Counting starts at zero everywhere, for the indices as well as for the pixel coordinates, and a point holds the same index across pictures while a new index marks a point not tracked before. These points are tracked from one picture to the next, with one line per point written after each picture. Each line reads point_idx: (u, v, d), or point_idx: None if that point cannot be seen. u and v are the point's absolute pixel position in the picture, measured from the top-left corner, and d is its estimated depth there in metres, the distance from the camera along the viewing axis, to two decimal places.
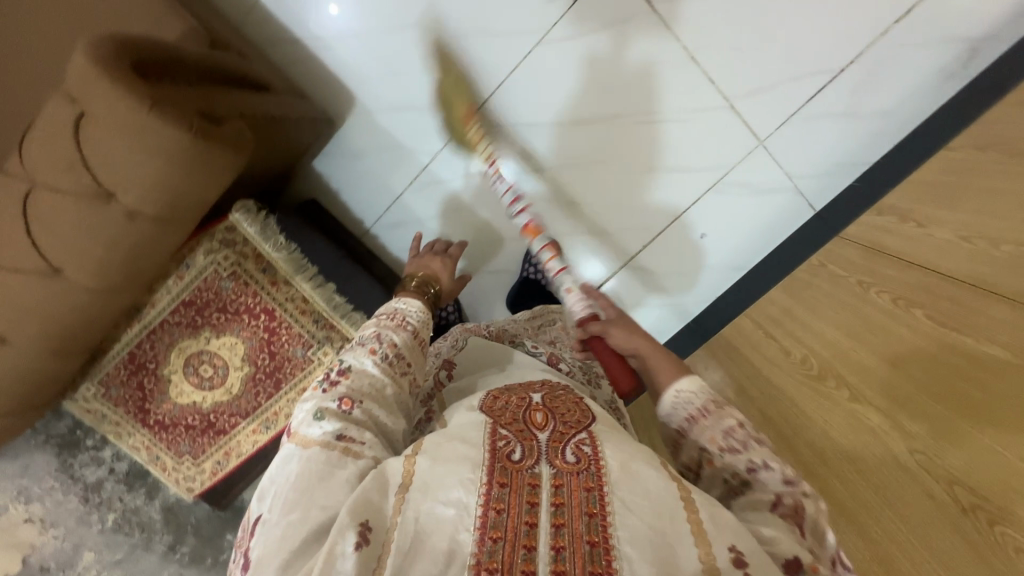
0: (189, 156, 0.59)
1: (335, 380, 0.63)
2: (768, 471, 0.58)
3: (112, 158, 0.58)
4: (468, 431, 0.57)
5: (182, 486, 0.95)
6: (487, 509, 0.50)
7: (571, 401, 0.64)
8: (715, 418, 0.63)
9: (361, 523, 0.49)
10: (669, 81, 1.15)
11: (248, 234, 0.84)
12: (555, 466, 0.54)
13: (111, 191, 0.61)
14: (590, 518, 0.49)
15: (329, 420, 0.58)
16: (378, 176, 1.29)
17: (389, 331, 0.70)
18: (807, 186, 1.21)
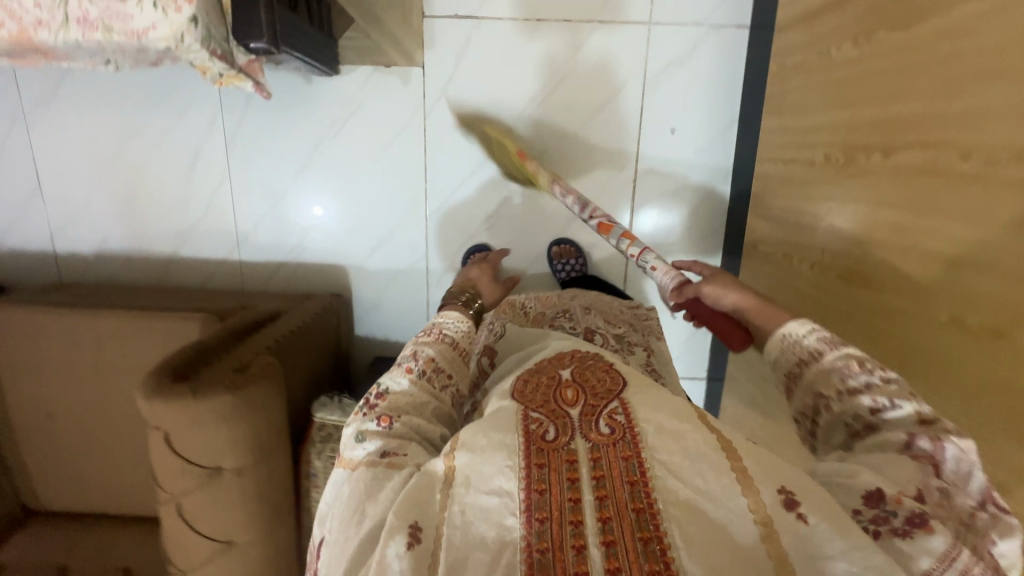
0: (235, 406, 0.74)
1: (372, 403, 0.62)
2: (897, 409, 0.53)
3: (197, 444, 0.75)
4: (502, 414, 0.56)
5: None
6: (530, 491, 0.49)
7: (601, 370, 0.60)
8: (841, 357, 0.57)
9: (410, 524, 0.49)
10: (548, 43, 1.19)
11: (336, 421, 0.98)
12: (591, 439, 0.53)
13: (213, 466, 0.77)
14: (631, 488, 0.49)
15: (371, 440, 0.58)
16: (403, 305, 1.39)
17: (426, 346, 0.68)
18: (723, 16, 1.15)
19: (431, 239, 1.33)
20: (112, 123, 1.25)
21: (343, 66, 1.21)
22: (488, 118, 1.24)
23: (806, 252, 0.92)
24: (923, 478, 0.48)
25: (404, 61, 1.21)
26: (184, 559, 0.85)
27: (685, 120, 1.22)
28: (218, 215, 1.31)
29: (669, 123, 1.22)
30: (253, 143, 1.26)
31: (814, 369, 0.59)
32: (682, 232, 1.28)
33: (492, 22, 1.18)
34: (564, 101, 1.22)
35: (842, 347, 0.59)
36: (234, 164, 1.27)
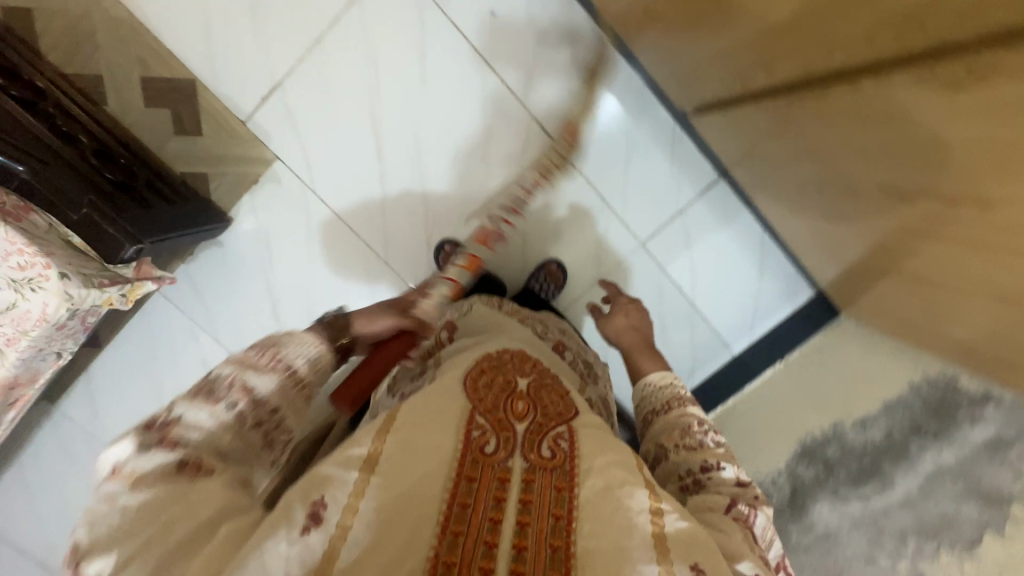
0: None
1: (164, 437, 0.53)
2: (724, 472, 0.72)
3: None
4: (450, 407, 0.65)
5: None
6: (451, 502, 0.55)
7: (556, 396, 0.71)
8: (676, 416, 0.81)
9: (313, 506, 0.52)
10: (342, 48, 1.19)
11: None
12: (528, 461, 0.61)
13: None
14: (557, 494, 0.58)
15: (163, 452, 0.52)
16: None
17: (255, 375, 0.58)
18: None
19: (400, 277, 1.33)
20: (133, 373, 1.41)
21: (231, 210, 1.28)
22: (355, 144, 1.26)
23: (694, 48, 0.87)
24: (749, 540, 0.64)
25: (264, 165, 1.26)
26: None
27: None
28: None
29: (507, 37, 1.21)
30: (229, 319, 1.37)
31: (661, 421, 0.81)
32: (607, 110, 1.27)
33: (293, 73, 1.20)
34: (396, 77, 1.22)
35: (686, 404, 0.82)
36: (225, 340, 1.38)
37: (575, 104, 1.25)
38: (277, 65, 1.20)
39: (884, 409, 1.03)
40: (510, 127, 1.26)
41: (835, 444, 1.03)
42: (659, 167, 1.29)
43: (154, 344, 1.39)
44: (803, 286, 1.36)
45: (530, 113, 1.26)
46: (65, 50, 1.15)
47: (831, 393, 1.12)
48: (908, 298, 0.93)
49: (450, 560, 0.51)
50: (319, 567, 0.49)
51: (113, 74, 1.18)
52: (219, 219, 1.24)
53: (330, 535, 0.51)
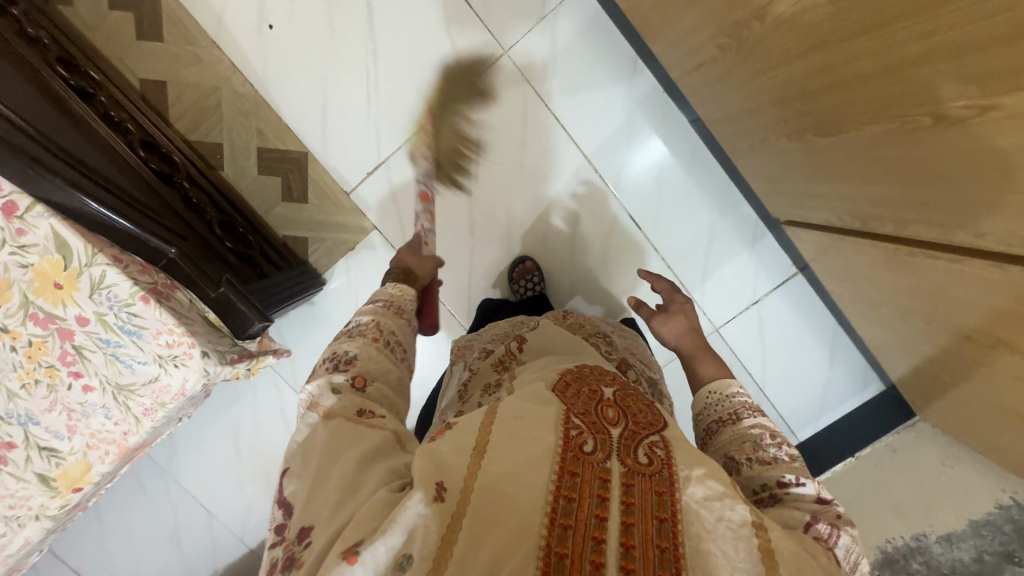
0: None
1: (346, 366, 0.58)
2: (800, 486, 0.57)
3: None
4: (541, 408, 0.51)
5: None
6: (557, 496, 0.44)
7: (644, 404, 0.56)
8: (741, 428, 0.64)
9: (437, 483, 0.44)
10: (446, 132, 1.27)
11: None
12: (627, 464, 0.47)
13: None
14: (659, 499, 0.45)
15: (331, 394, 0.56)
16: None
17: (386, 320, 0.65)
18: (594, 54, 1.26)
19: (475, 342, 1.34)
20: (217, 427, 1.48)
21: (325, 274, 1.34)
22: (447, 219, 1.31)
23: (813, 192, 0.88)
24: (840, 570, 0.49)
25: (362, 234, 1.32)
26: None
27: (600, 118, 1.28)
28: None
29: (605, 147, 1.29)
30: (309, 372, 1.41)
31: (729, 432, 0.65)
32: (695, 216, 1.32)
33: (399, 155, 1.28)
34: (493, 159, 1.29)
35: (758, 414, 0.66)
36: None
37: (666, 208, 1.32)
38: (383, 146, 1.27)
39: (970, 528, 1.02)
40: (598, 222, 1.32)
41: (917, 557, 1.04)
42: (739, 258, 1.33)
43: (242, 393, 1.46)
44: (874, 379, 1.36)
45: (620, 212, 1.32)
46: (191, 118, 1.24)
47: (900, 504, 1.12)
48: (1001, 427, 0.91)
49: (561, 554, 0.41)
50: (446, 536, 0.42)
51: (233, 145, 1.26)
52: (315, 284, 1.28)
53: (450, 511, 0.43)
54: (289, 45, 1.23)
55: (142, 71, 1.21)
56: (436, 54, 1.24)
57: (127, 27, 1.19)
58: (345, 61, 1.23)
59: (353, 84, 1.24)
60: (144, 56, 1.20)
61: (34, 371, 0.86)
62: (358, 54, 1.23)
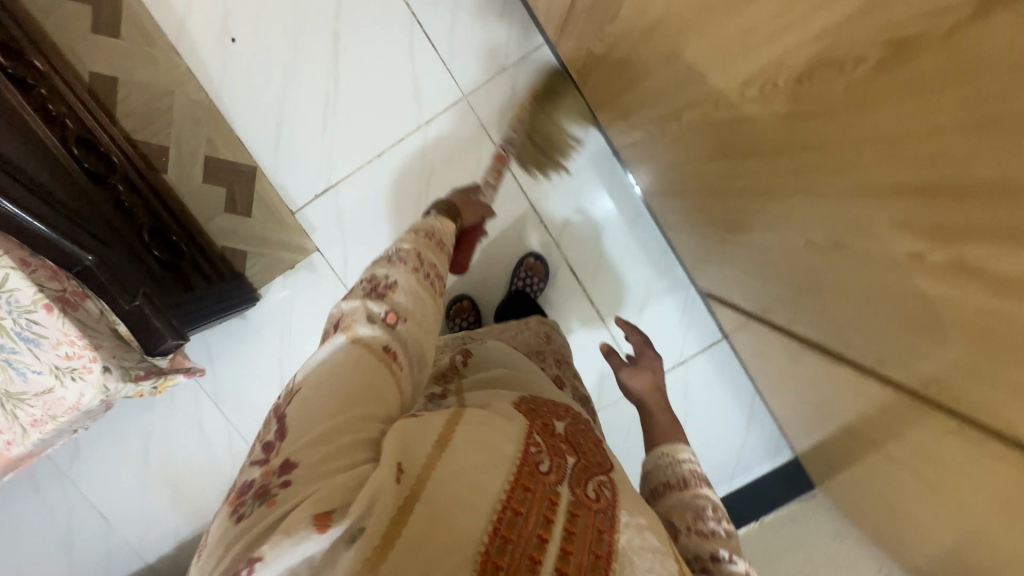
0: None
1: (382, 294, 0.59)
2: (733, 564, 0.56)
3: None
4: (503, 423, 0.53)
5: None
6: (505, 505, 0.46)
7: (592, 442, 0.61)
8: (690, 497, 0.62)
9: (397, 463, 0.45)
10: (398, 164, 1.29)
11: None
12: (576, 494, 0.50)
13: None
14: (599, 535, 0.47)
15: (371, 325, 0.56)
16: None
17: (426, 252, 0.68)
18: (543, 108, 1.30)
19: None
20: (128, 435, 1.41)
21: (261, 288, 1.32)
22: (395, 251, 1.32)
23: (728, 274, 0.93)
24: None
25: (302, 254, 1.31)
26: None
27: (545, 171, 1.32)
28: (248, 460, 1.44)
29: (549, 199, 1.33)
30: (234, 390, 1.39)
31: (675, 497, 0.63)
32: (631, 275, 1.37)
33: (346, 183, 1.28)
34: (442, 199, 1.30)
35: (706, 485, 0.64)
36: (230, 413, 1.40)
37: (605, 264, 1.36)
38: (332, 172, 1.28)
39: None
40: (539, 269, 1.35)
41: None
42: (670, 320, 1.39)
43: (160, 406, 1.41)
44: (784, 448, 1.43)
45: (560, 263, 1.36)
46: (139, 118, 1.21)
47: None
48: (878, 514, 0.97)
49: (498, 563, 0.43)
50: (388, 531, 0.42)
51: (180, 149, 1.24)
52: (248, 298, 1.27)
53: (398, 502, 0.43)
54: (249, 58, 1.23)
55: (94, 65, 1.18)
56: (395, 90, 1.26)
57: (81, 19, 1.16)
58: (305, 81, 1.24)
59: (311, 105, 1.25)
60: (97, 50, 1.18)
61: None
62: (318, 79, 1.24)
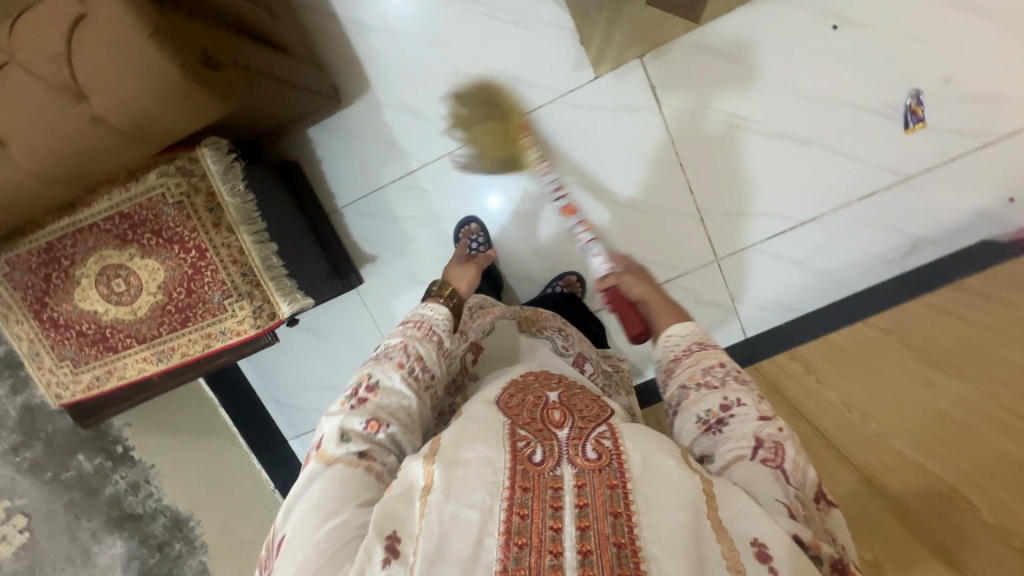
0: (145, 64, 0.57)
1: (365, 397, 0.76)
2: (741, 406, 0.67)
3: (105, 64, 0.57)
4: (492, 421, 0.65)
5: (52, 392, 0.92)
6: (510, 514, 0.54)
7: (588, 401, 0.70)
8: (695, 359, 0.74)
9: (392, 540, 0.55)
10: (641, 183, 1.24)
11: (209, 169, 0.82)
12: (576, 464, 0.58)
13: (81, 89, 0.58)
14: (610, 490, 0.55)
15: (354, 441, 0.71)
16: (361, 164, 1.27)
17: (415, 343, 0.84)
18: (751, 303, 1.30)
19: (447, 160, 1.25)
20: None
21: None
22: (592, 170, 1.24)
23: None
24: (788, 496, 0.58)
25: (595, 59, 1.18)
26: None
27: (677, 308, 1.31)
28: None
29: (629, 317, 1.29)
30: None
31: (681, 365, 0.75)
32: None
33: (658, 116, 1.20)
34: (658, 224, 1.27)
35: (705, 347, 0.76)
36: None
37: None
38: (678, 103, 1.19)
39: None
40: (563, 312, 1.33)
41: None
42: None
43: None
44: None
45: None
46: None
47: (211, 489, 1.20)
48: None
49: (517, 572, 0.50)
50: None
51: None
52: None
53: (404, 565, 0.54)
54: (808, 37, 1.14)
55: None
56: (761, 179, 1.23)
57: None
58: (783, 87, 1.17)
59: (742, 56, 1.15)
60: None
61: None
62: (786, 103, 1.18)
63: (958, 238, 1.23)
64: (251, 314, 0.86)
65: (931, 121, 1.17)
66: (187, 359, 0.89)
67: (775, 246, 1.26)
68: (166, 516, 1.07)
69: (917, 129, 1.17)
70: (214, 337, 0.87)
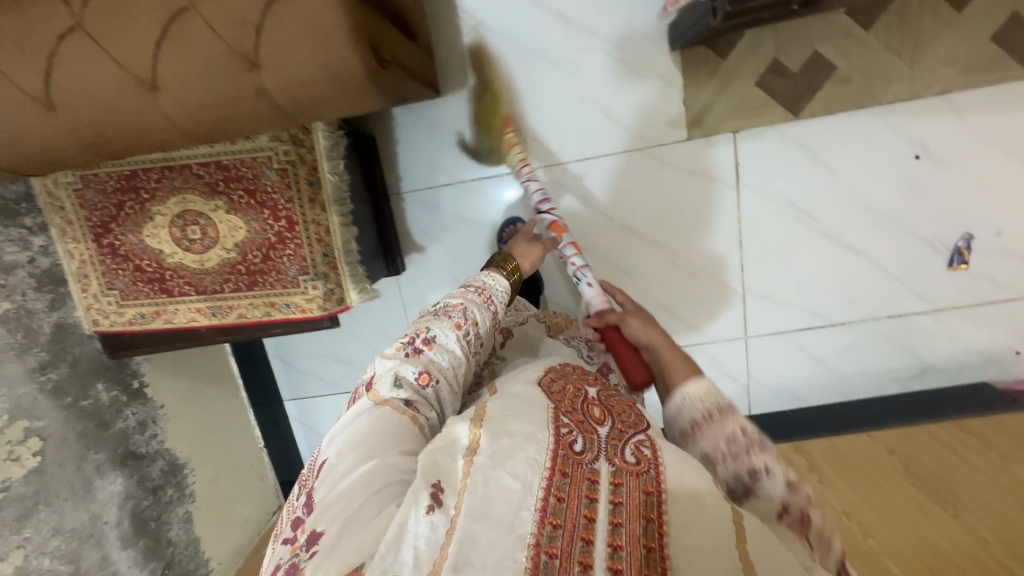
0: (337, 58, 0.55)
1: (419, 349, 0.75)
2: (768, 477, 0.60)
3: (292, 44, 0.55)
4: (536, 402, 0.61)
5: (89, 316, 0.89)
6: (547, 494, 0.51)
7: (626, 404, 0.66)
8: (720, 425, 0.66)
9: (435, 486, 0.52)
10: (700, 249, 1.27)
11: (317, 144, 0.81)
12: (615, 463, 0.55)
13: (257, 60, 0.56)
14: (647, 496, 0.52)
15: (404, 387, 0.70)
16: (435, 157, 1.25)
17: (473, 308, 0.83)
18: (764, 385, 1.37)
19: (514, 165, 1.24)
20: None
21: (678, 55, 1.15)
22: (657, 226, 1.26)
23: None
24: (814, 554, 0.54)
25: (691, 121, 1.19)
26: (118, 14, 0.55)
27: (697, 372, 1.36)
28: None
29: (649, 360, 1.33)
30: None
31: (708, 429, 0.67)
32: None
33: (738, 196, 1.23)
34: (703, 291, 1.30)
35: (729, 409, 0.68)
36: None
37: None
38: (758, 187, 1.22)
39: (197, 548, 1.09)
40: None
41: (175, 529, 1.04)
42: None
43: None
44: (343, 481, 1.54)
45: None
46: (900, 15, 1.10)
47: (208, 438, 1.18)
48: None
49: (552, 549, 0.47)
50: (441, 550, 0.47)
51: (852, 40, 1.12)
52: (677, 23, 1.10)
53: (448, 511, 0.50)
54: (891, 159, 1.18)
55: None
56: (809, 277, 1.28)
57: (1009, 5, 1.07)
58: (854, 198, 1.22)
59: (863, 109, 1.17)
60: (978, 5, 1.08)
61: None
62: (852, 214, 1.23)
63: (959, 375, 1.32)
64: (321, 296, 0.85)
65: (973, 266, 1.23)
66: (242, 320, 0.87)
67: (802, 340, 1.32)
68: (164, 461, 1.04)
69: (958, 269, 1.24)
70: (277, 307, 0.86)
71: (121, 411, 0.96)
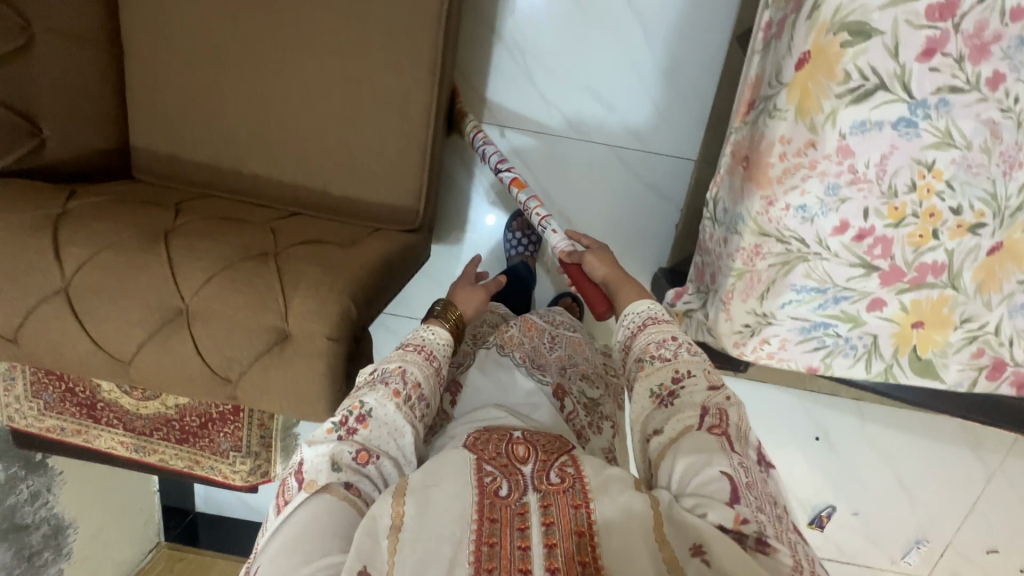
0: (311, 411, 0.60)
1: (353, 430, 0.54)
2: (693, 380, 0.58)
3: (270, 388, 0.58)
4: (450, 455, 0.53)
5: (3, 412, 0.87)
6: (479, 544, 0.46)
7: (551, 436, 0.60)
8: (648, 332, 0.65)
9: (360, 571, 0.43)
10: None
11: None
12: (541, 489, 0.51)
13: (235, 380, 0.59)
14: (574, 509, 0.48)
15: (346, 471, 0.52)
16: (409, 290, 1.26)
17: (413, 366, 0.61)
18: None
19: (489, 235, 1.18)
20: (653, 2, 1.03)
21: None
22: None
23: None
24: (730, 455, 0.51)
25: None
26: (112, 304, 0.56)
27: None
28: (555, 112, 1.11)
29: None
30: (628, 181, 1.14)
31: (637, 341, 0.65)
32: None
33: None
34: None
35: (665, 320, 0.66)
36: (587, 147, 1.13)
37: None
38: None
39: None
40: None
41: None
42: None
43: (716, 82, 1.07)
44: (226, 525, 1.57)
45: None
46: None
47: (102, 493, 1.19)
48: None
49: None
50: None
51: None
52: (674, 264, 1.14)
53: None
54: (797, 434, 1.33)
55: None
56: None
57: None
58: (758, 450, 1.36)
59: None
60: None
61: (916, 214, 0.65)
62: None
63: None
64: (247, 469, 0.89)
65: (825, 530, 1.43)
66: (163, 463, 0.89)
67: None
68: (48, 527, 1.05)
69: (814, 528, 1.43)
70: (201, 464, 0.89)
71: (15, 487, 0.98)
